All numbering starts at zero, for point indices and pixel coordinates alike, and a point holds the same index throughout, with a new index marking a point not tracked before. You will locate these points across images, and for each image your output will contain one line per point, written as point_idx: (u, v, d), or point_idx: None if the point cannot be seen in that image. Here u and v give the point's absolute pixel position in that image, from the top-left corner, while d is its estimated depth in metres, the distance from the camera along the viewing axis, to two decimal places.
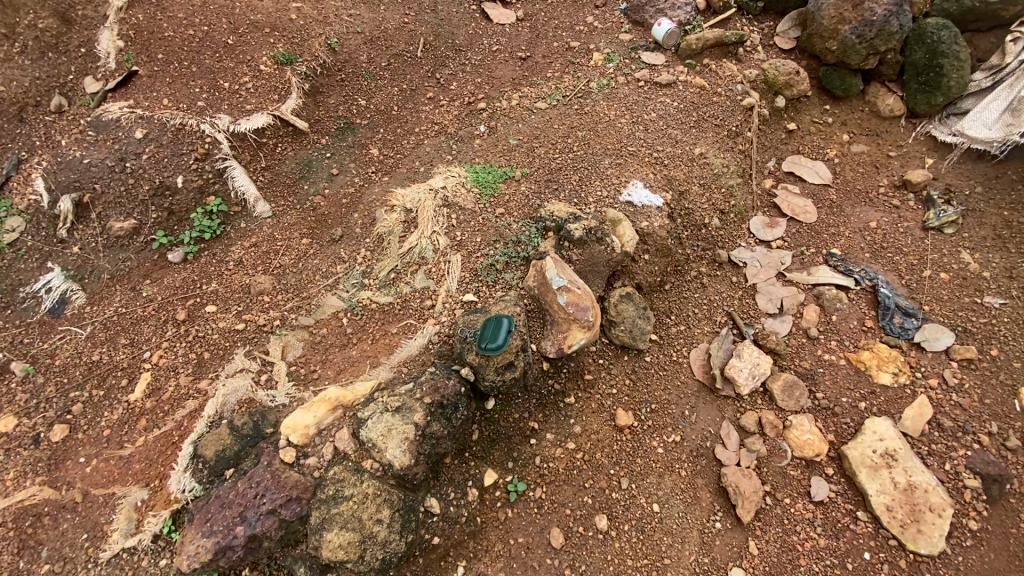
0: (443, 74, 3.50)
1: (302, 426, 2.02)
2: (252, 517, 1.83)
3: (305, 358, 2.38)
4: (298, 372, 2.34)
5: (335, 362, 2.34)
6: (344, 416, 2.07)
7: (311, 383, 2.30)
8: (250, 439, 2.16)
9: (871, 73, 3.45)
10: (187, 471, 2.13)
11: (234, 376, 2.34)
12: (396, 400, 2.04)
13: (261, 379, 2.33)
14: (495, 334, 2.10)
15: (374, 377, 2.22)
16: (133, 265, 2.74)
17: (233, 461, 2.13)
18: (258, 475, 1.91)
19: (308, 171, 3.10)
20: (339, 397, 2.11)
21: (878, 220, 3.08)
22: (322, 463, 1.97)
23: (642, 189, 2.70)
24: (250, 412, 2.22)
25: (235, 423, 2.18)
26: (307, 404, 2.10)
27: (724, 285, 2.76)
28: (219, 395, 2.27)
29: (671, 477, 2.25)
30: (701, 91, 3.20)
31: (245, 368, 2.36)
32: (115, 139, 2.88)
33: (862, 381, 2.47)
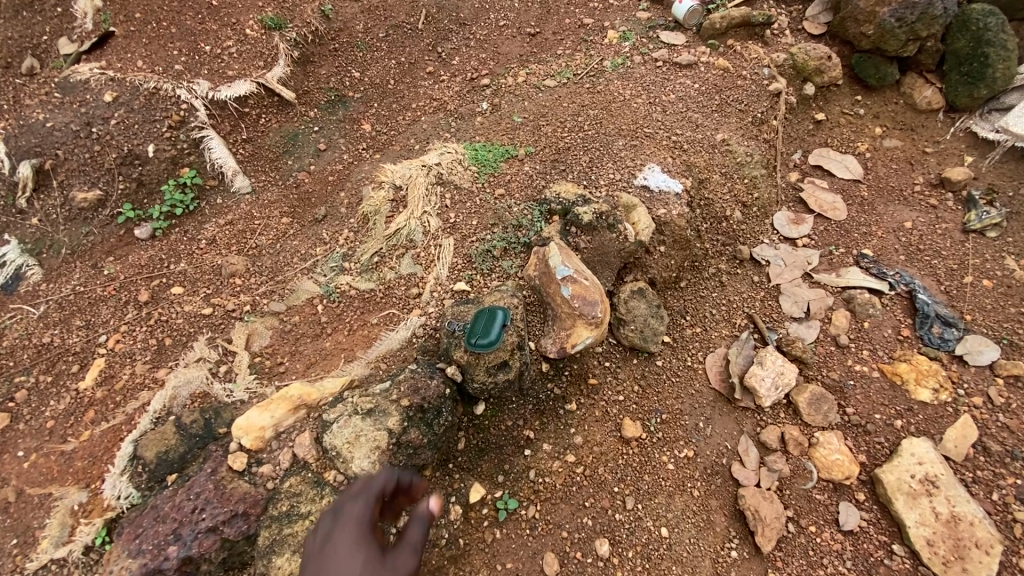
0: (444, 48, 3.25)
1: (258, 428, 1.76)
2: (188, 537, 1.58)
3: (272, 348, 2.10)
4: (262, 364, 2.07)
5: (305, 355, 2.07)
6: (307, 418, 1.81)
7: (275, 377, 2.02)
8: (199, 439, 1.91)
9: (908, 62, 3.19)
10: (124, 474, 1.87)
11: (188, 366, 2.07)
12: (368, 401, 1.78)
13: (219, 370, 2.06)
14: (489, 331, 1.82)
15: (346, 373, 1.95)
16: (96, 240, 2.54)
17: (178, 464, 1.87)
18: (199, 485, 1.66)
19: (293, 145, 2.84)
20: (302, 396, 1.85)
21: (914, 220, 2.82)
22: (278, 473, 1.73)
23: (660, 172, 2.34)
24: (201, 409, 1.97)
25: (183, 422, 1.93)
26: (264, 402, 1.83)
27: (745, 285, 2.50)
28: (168, 387, 2.01)
29: (682, 497, 1.99)
30: (724, 73, 2.93)
31: (203, 358, 2.09)
32: (82, 102, 2.63)
33: (898, 396, 2.21)
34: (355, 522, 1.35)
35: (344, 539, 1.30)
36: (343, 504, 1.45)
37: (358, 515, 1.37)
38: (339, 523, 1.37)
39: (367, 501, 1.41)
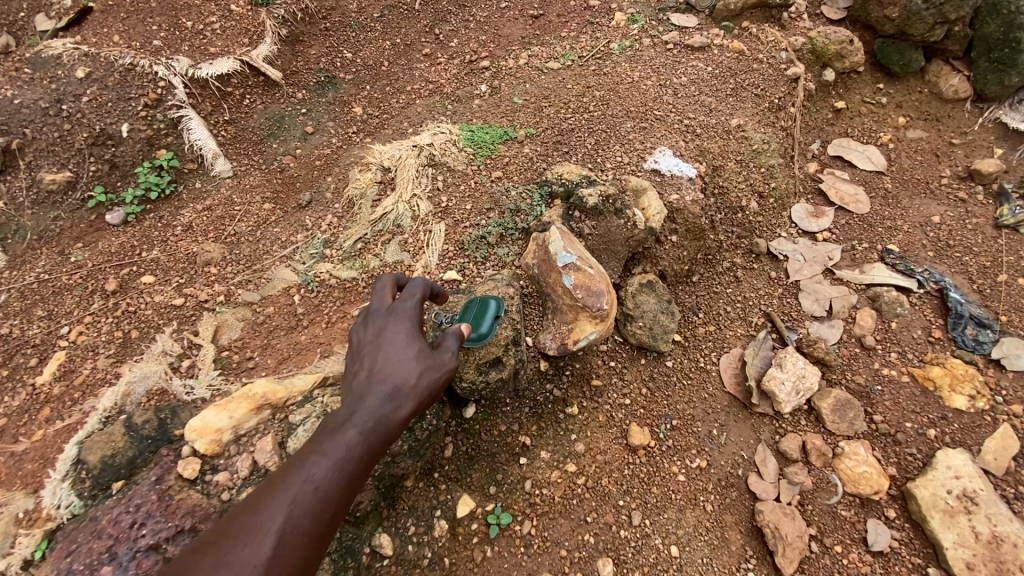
0: (442, 30, 3.07)
1: (215, 430, 1.57)
2: (124, 559, 1.42)
3: (242, 341, 1.92)
4: (229, 359, 1.88)
5: (277, 349, 1.89)
6: (271, 420, 1.64)
7: (243, 374, 1.83)
8: (153, 442, 1.68)
9: (933, 48, 3.01)
10: (65, 480, 1.61)
11: (148, 360, 1.86)
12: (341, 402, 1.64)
13: (181, 365, 1.85)
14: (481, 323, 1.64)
15: (319, 370, 1.77)
16: (64, 226, 2.37)
17: (126, 471, 1.63)
18: (141, 495, 1.49)
19: (279, 127, 2.66)
20: (266, 394, 1.66)
21: (942, 214, 2.63)
22: (233, 483, 1.55)
23: (672, 155, 2.15)
24: (157, 408, 1.74)
25: (135, 422, 1.69)
26: (223, 400, 1.64)
27: (761, 281, 2.32)
28: (122, 383, 1.78)
29: (694, 513, 1.80)
30: (739, 56, 2.74)
31: (164, 350, 1.89)
32: (53, 78, 2.46)
33: (930, 403, 2.01)
34: (404, 317, 1.40)
35: (399, 334, 1.36)
36: (385, 297, 1.46)
37: (406, 312, 1.40)
38: (388, 316, 1.39)
39: (412, 300, 1.43)
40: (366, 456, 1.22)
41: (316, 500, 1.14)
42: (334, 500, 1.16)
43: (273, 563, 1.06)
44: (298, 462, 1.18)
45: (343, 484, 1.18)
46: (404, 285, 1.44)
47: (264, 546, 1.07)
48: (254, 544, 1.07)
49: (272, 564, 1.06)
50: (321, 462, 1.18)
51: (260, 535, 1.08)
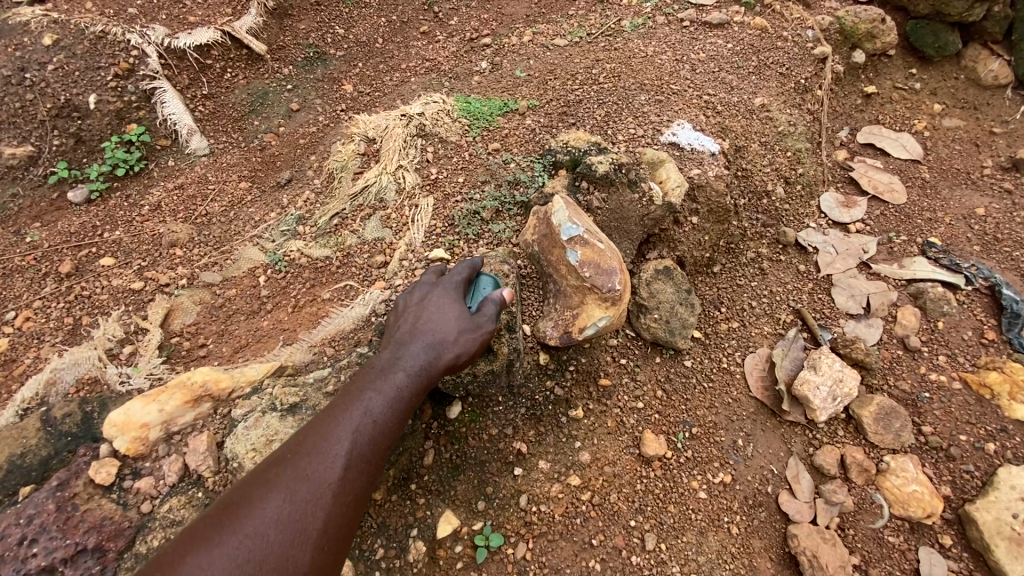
0: (442, 8, 2.88)
1: (143, 426, 1.36)
2: None
3: (196, 327, 1.70)
4: (179, 347, 1.65)
5: (235, 336, 1.66)
6: (211, 414, 1.43)
7: (192, 363, 1.61)
8: (72, 440, 1.43)
9: (970, 31, 2.80)
10: None
11: (80, 347, 1.63)
12: (294, 395, 1.43)
13: (120, 352, 1.62)
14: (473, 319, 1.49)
15: (276, 358, 1.55)
16: (23, 204, 2.17)
17: (36, 473, 1.38)
18: (38, 502, 1.27)
19: (261, 104, 2.46)
20: (207, 384, 1.44)
21: (986, 206, 2.39)
22: (157, 493, 1.33)
23: (691, 129, 1.93)
24: (82, 400, 1.50)
25: (52, 416, 1.45)
26: (155, 390, 1.41)
27: (789, 274, 2.08)
28: (47, 370, 1.56)
29: (716, 536, 1.55)
30: (761, 33, 2.53)
31: (105, 336, 1.66)
32: (17, 45, 2.27)
33: (987, 413, 1.76)
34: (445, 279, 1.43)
35: (444, 295, 1.39)
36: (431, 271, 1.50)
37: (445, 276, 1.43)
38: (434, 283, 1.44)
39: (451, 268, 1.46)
40: (414, 398, 1.24)
41: (376, 429, 1.15)
42: (388, 434, 1.17)
43: (340, 484, 1.06)
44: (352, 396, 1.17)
45: (399, 418, 1.19)
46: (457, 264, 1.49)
47: (334, 467, 1.07)
48: (320, 467, 1.05)
49: (339, 485, 1.06)
50: (377, 395, 1.18)
51: (326, 458, 1.07)
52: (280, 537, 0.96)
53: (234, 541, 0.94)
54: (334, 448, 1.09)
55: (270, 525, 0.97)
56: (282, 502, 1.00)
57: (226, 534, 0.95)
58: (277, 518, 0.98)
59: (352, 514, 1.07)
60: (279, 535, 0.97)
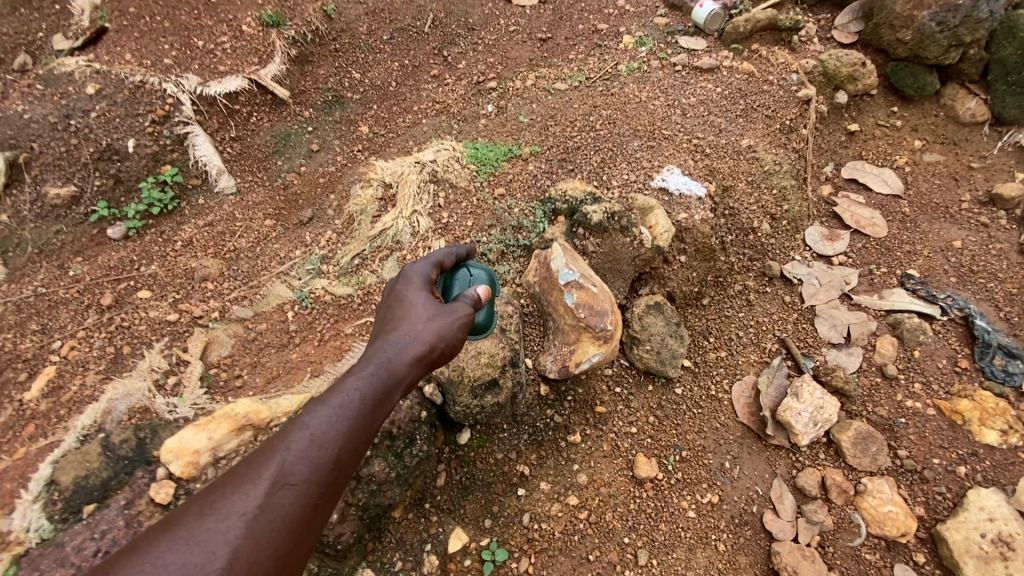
0: (451, 52, 3.09)
1: (195, 451, 1.61)
2: None
3: (230, 359, 1.88)
4: (217, 377, 1.83)
5: (265, 368, 1.85)
6: (250, 442, 1.65)
7: (230, 393, 1.80)
8: (129, 464, 1.65)
9: (948, 71, 2.95)
10: (36, 503, 1.57)
11: (130, 377, 1.81)
12: None
13: (166, 382, 1.81)
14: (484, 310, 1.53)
15: (307, 390, 1.77)
16: (66, 240, 2.37)
17: (99, 493, 1.61)
18: (109, 519, 1.55)
19: (284, 145, 2.66)
20: (249, 415, 1.67)
21: (963, 239, 2.53)
22: None
23: (680, 175, 2.09)
24: (136, 427, 1.71)
25: (111, 442, 1.67)
26: (204, 420, 1.66)
27: (774, 304, 2.22)
28: (103, 401, 1.75)
29: (704, 553, 1.68)
30: (749, 78, 2.71)
31: (151, 367, 1.83)
32: (64, 94, 2.49)
33: (960, 438, 1.88)
34: (419, 277, 1.44)
35: (412, 291, 1.39)
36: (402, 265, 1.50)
37: (419, 271, 1.45)
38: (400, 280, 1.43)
39: (425, 263, 1.48)
40: (364, 409, 1.18)
41: (314, 452, 1.10)
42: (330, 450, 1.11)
43: (263, 512, 1.03)
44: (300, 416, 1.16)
45: (345, 438, 1.13)
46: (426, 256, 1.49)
47: (261, 490, 1.05)
48: (247, 490, 1.05)
49: (261, 513, 1.03)
50: (324, 414, 1.14)
51: (257, 479, 1.06)
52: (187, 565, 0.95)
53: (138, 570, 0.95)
54: (265, 472, 1.07)
55: (177, 555, 0.96)
56: (197, 530, 1.00)
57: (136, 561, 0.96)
58: (185, 548, 0.97)
59: (273, 548, 1.02)
60: (182, 564, 0.95)
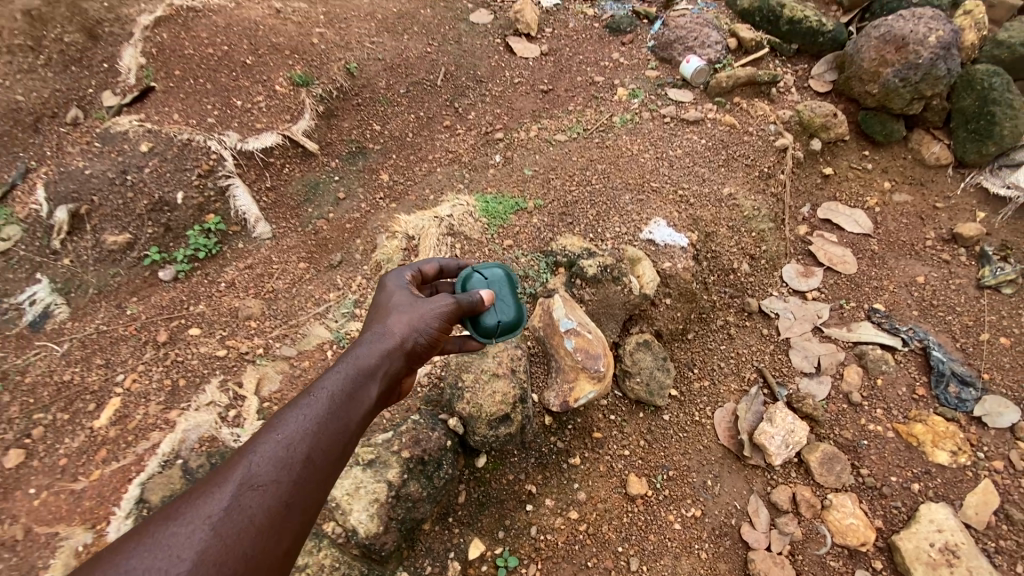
0: (461, 104, 3.41)
1: None
2: None
3: (280, 393, 2.23)
4: (270, 410, 2.18)
5: None
6: None
7: None
8: None
9: (914, 119, 3.24)
10: (128, 517, 1.93)
11: (199, 410, 2.18)
12: (369, 451, 1.76)
13: (228, 415, 2.17)
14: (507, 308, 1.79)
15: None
16: (122, 281, 2.66)
17: None
18: None
19: (313, 193, 2.98)
20: None
21: (926, 275, 2.80)
22: None
23: (666, 226, 2.39)
24: (208, 454, 2.07)
25: (190, 466, 2.03)
26: None
27: (753, 337, 2.49)
28: (179, 431, 2.11)
29: (689, 560, 1.93)
30: (730, 129, 3.01)
31: (213, 402, 2.20)
32: (120, 151, 2.82)
33: (915, 458, 2.14)
34: (393, 284, 1.67)
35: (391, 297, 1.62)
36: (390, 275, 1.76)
37: (394, 279, 1.68)
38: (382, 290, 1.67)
39: (404, 272, 1.72)
40: (333, 411, 1.33)
41: (282, 453, 1.23)
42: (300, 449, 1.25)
43: (230, 512, 1.12)
44: (271, 425, 1.29)
45: (315, 434, 1.27)
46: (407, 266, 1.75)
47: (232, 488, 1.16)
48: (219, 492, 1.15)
49: (228, 514, 1.12)
50: (294, 417, 1.29)
51: (228, 480, 1.18)
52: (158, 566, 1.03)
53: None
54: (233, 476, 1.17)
55: (143, 560, 1.03)
56: (163, 536, 1.07)
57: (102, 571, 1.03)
58: (161, 540, 1.07)
59: (242, 548, 1.10)
60: (147, 569, 1.02)
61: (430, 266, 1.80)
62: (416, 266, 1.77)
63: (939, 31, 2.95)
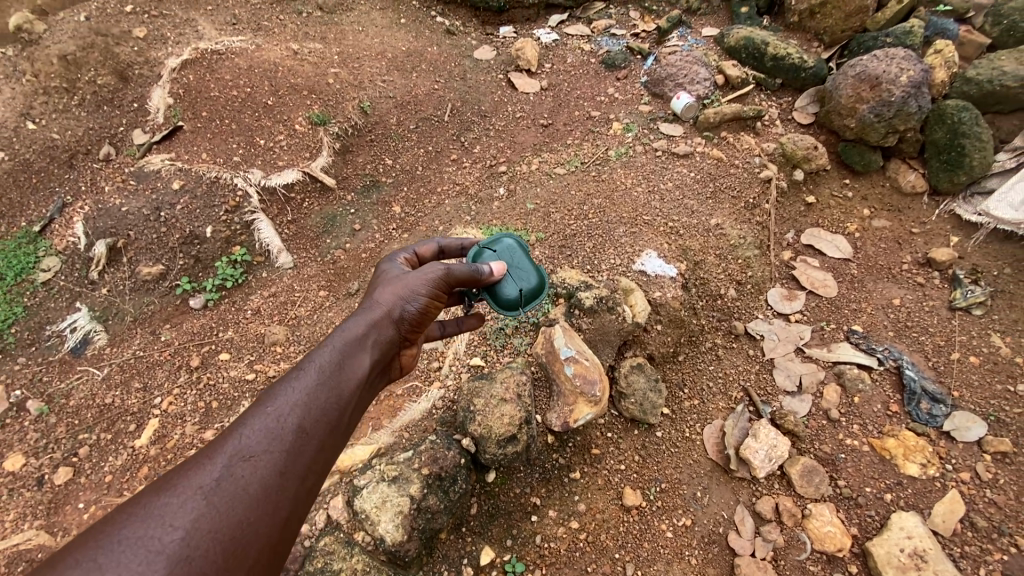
0: (467, 138, 3.65)
1: None
2: None
3: None
4: None
5: None
6: (339, 482, 2.04)
7: None
8: None
9: (891, 150, 3.47)
10: None
11: None
12: (394, 469, 1.98)
13: None
14: (527, 274, 2.02)
15: (375, 441, 2.17)
16: (155, 309, 2.87)
17: None
18: None
19: (331, 225, 3.21)
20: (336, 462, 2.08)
21: (902, 297, 3.01)
22: (314, 532, 1.93)
23: (656, 258, 2.64)
24: None
25: None
26: None
27: (739, 358, 2.69)
28: None
29: (680, 565, 2.12)
30: (718, 163, 3.24)
31: None
32: (154, 189, 3.06)
33: (887, 470, 2.34)
34: (387, 267, 1.84)
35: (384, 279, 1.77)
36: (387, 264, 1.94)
37: (390, 262, 1.87)
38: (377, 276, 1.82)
39: (397, 260, 1.89)
40: (324, 385, 1.39)
41: (276, 423, 1.26)
42: (292, 419, 1.29)
43: (225, 481, 1.13)
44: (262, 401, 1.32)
45: (307, 404, 1.32)
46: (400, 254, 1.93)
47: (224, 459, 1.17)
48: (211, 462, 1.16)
49: (222, 482, 1.13)
50: (285, 392, 1.33)
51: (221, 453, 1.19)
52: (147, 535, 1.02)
53: (88, 556, 0.97)
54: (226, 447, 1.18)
55: (135, 530, 1.02)
56: (155, 506, 1.06)
57: (83, 549, 0.98)
58: (150, 514, 1.06)
59: (240, 515, 1.11)
60: (139, 538, 1.01)
61: (426, 248, 1.99)
62: (411, 250, 1.96)
63: (909, 71, 3.21)
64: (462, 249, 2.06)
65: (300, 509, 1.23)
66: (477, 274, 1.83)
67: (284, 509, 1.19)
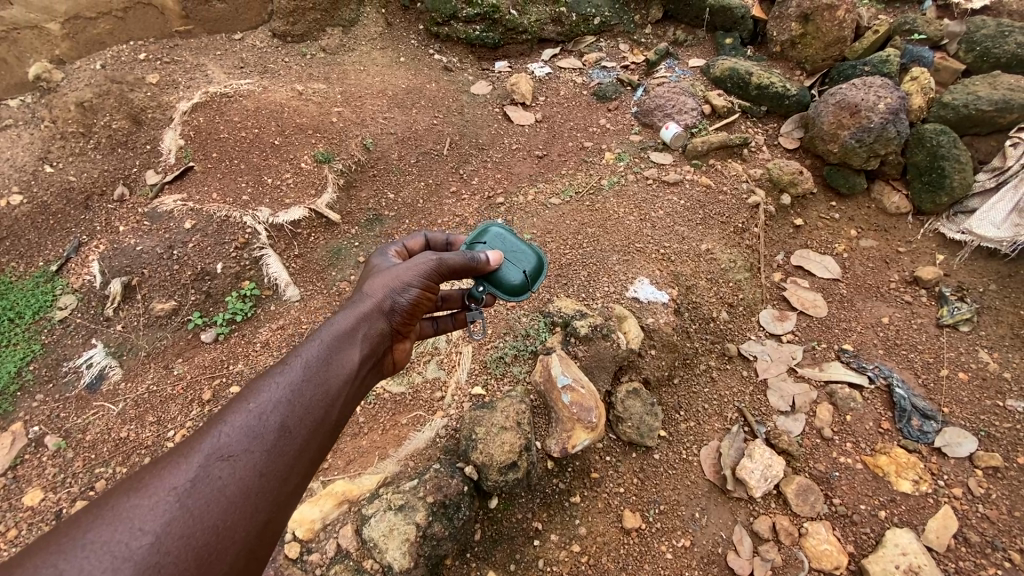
0: (466, 170, 3.80)
1: (309, 520, 2.07)
2: None
3: None
4: None
5: (345, 451, 2.37)
6: (349, 511, 2.11)
7: (321, 472, 2.30)
8: None
9: (874, 172, 3.59)
10: None
11: None
12: (400, 497, 2.05)
13: None
14: (522, 253, 2.12)
15: (381, 471, 2.25)
16: (168, 343, 2.97)
17: None
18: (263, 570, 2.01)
19: (336, 259, 3.35)
20: (346, 491, 2.16)
21: (891, 315, 3.09)
22: (325, 560, 2.01)
23: (649, 285, 2.79)
24: None
25: None
26: (315, 497, 2.16)
27: (734, 379, 2.78)
28: None
29: None
30: (707, 189, 3.37)
31: None
32: (167, 229, 3.20)
33: (881, 487, 2.40)
34: (378, 262, 1.98)
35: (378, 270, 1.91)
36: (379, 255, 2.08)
37: (381, 255, 2.02)
38: (371, 268, 1.96)
39: (390, 254, 2.04)
40: (307, 381, 1.46)
41: (252, 424, 1.32)
42: (274, 415, 1.36)
43: (198, 483, 1.19)
44: (240, 400, 1.38)
45: (289, 401, 1.40)
46: (393, 246, 2.08)
47: (204, 455, 1.23)
48: (191, 457, 1.22)
49: (195, 485, 1.18)
50: (263, 392, 1.39)
51: (200, 448, 1.25)
52: (119, 534, 1.07)
53: (51, 562, 1.02)
54: (200, 449, 1.24)
55: (103, 535, 1.07)
56: (124, 509, 1.11)
57: (47, 554, 1.03)
58: (124, 511, 1.11)
59: (211, 520, 1.17)
60: (109, 543, 1.06)
61: (415, 241, 2.14)
62: (401, 243, 2.11)
63: (887, 98, 3.35)
64: (449, 244, 2.20)
65: (275, 510, 1.28)
66: (471, 260, 1.89)
67: (261, 511, 1.25)
